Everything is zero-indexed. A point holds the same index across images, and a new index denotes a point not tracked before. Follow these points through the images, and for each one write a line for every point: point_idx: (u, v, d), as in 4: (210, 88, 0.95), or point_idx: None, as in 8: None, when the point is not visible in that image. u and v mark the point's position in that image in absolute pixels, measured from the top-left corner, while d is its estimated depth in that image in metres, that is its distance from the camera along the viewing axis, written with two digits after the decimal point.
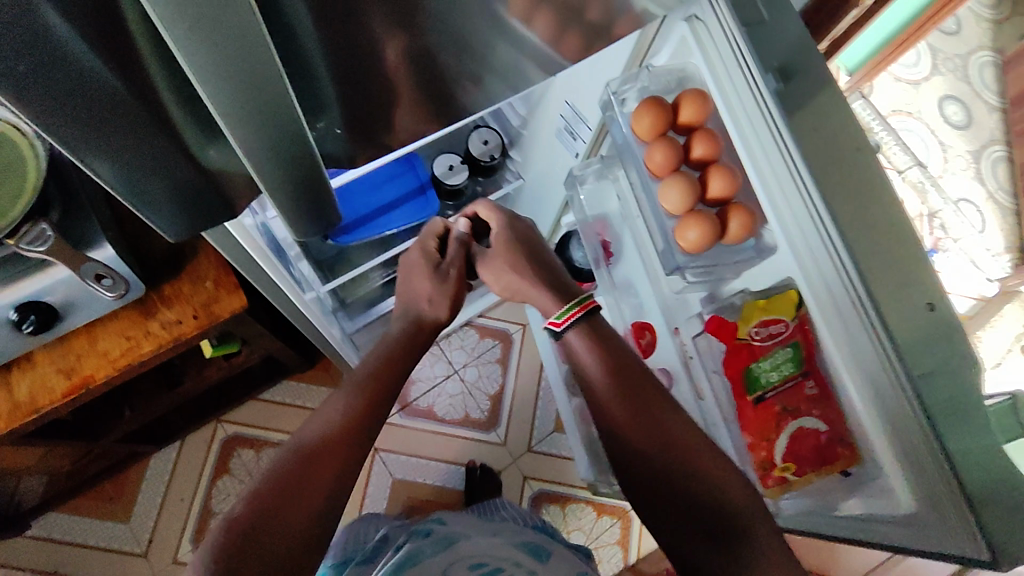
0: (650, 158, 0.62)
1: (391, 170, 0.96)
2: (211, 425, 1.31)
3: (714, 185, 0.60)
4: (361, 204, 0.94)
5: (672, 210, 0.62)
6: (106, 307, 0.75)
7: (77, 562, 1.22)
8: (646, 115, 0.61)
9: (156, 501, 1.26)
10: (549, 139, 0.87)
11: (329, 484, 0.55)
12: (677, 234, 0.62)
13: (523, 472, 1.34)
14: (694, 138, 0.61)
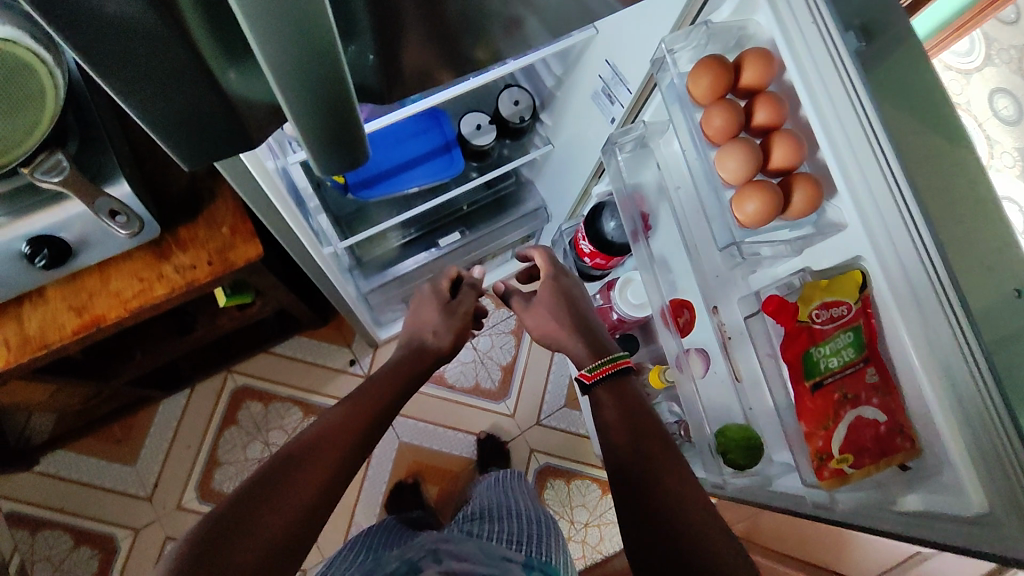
0: (708, 124, 0.59)
1: (417, 125, 0.93)
2: (221, 376, 1.31)
3: (776, 155, 0.57)
4: (384, 159, 0.91)
5: (730, 179, 0.59)
6: (120, 247, 0.73)
7: (83, 501, 1.23)
8: (706, 76, 0.57)
9: (163, 446, 1.27)
10: (585, 101, 0.82)
11: (314, 486, 0.58)
12: (734, 206, 0.59)
13: (529, 445, 1.33)
14: (757, 103, 0.57)
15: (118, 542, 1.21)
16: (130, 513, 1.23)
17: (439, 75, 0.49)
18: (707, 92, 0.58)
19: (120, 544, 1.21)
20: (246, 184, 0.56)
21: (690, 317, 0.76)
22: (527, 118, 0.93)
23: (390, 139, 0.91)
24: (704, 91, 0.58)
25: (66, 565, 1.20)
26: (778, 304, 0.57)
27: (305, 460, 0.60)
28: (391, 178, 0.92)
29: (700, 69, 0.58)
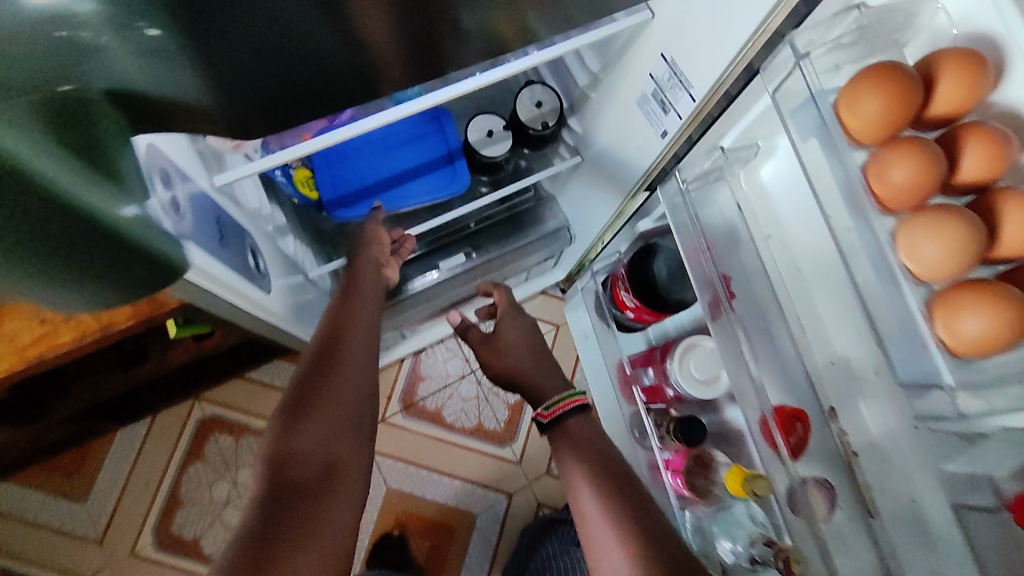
0: (890, 175, 0.43)
1: (412, 128, 0.75)
2: (188, 403, 1.14)
3: (1006, 230, 0.41)
4: (370, 170, 0.73)
5: (930, 270, 0.42)
6: None
7: (25, 542, 1.07)
8: (879, 96, 0.42)
9: (117, 483, 1.10)
10: (628, 108, 0.63)
11: (340, 415, 0.56)
12: (941, 313, 0.41)
13: (537, 498, 1.15)
14: (966, 146, 0.42)
15: None
16: (76, 559, 1.07)
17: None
18: (880, 127, 0.43)
19: None
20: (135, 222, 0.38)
21: (806, 432, 0.50)
22: (551, 124, 0.74)
23: (378, 145, 0.74)
24: (872, 125, 0.43)
25: None
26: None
27: (322, 386, 0.57)
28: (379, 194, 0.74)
29: (866, 89, 0.43)
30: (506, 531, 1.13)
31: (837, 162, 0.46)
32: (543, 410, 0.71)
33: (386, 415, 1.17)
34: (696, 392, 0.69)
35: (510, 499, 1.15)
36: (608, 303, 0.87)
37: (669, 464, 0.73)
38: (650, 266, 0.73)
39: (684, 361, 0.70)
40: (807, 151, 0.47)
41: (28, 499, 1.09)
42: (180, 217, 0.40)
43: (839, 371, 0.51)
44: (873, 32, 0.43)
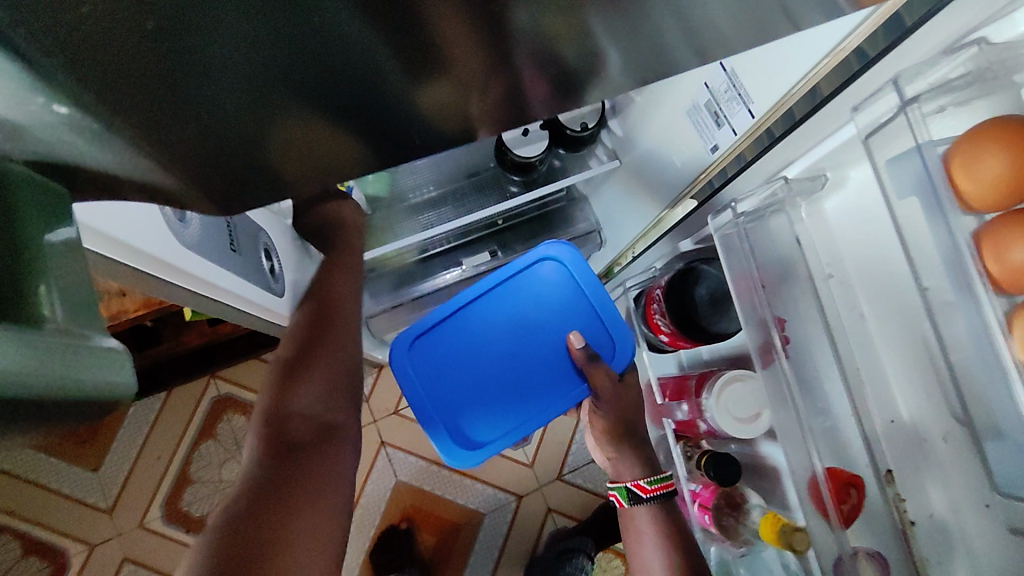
0: (1007, 255, 0.32)
1: (534, 313, 0.66)
2: (204, 379, 1.13)
3: None
4: (501, 361, 0.66)
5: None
6: None
7: (36, 505, 1.08)
8: (1002, 154, 0.31)
9: (130, 455, 1.10)
10: (675, 115, 0.59)
11: (323, 486, 0.49)
12: None
13: (547, 503, 1.13)
14: None
15: (69, 557, 1.07)
16: (87, 525, 1.08)
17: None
18: (1000, 192, 0.32)
19: (72, 560, 1.07)
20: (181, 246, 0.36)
21: (856, 500, 0.43)
22: (591, 125, 0.70)
23: (508, 326, 0.66)
24: (993, 188, 0.32)
25: None
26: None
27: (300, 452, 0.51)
28: (522, 398, 0.66)
29: (985, 149, 0.32)
30: (513, 534, 1.11)
31: (941, 231, 0.35)
32: (643, 485, 0.61)
33: (399, 406, 1.15)
34: (735, 431, 0.56)
35: (519, 501, 1.12)
36: (638, 318, 0.71)
37: (692, 497, 0.62)
38: (689, 292, 0.58)
39: (722, 395, 0.55)
40: (903, 214, 0.36)
41: (43, 463, 1.09)
42: (186, 225, 0.36)
43: (904, 432, 0.43)
44: (994, 75, 0.31)
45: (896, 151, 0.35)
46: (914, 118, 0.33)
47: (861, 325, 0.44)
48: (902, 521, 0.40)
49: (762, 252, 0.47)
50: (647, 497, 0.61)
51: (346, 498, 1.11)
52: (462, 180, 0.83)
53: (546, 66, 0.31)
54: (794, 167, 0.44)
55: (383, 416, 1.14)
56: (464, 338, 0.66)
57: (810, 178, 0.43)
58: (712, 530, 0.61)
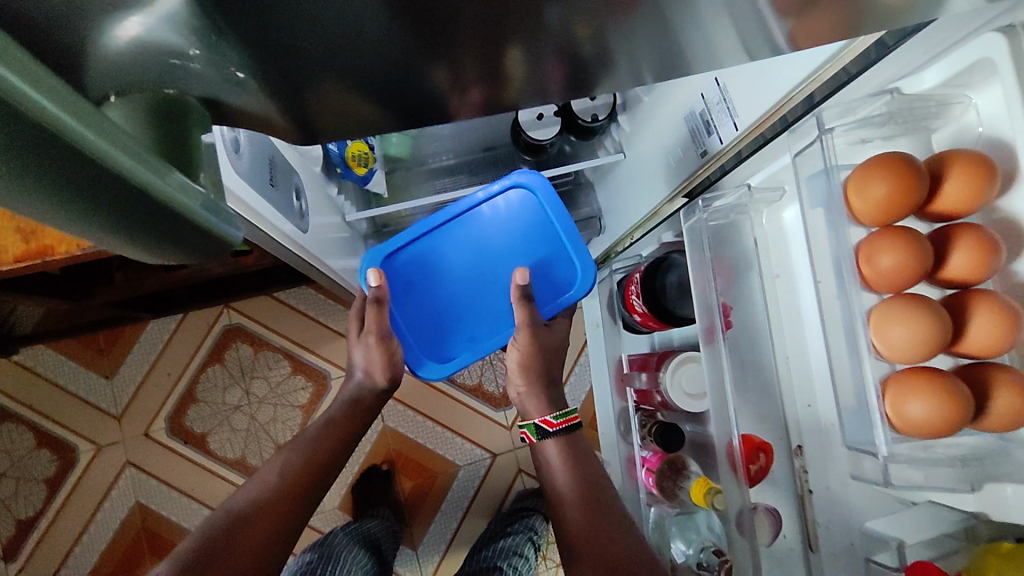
0: (876, 261, 0.38)
1: (490, 239, 0.68)
2: (218, 308, 1.21)
3: (973, 330, 0.37)
4: (472, 289, 0.69)
5: (895, 354, 0.37)
6: None
7: (52, 402, 1.17)
8: (887, 181, 0.36)
9: (143, 368, 1.19)
10: (676, 120, 0.65)
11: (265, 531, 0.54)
12: (892, 399, 0.38)
13: (520, 464, 1.21)
14: (959, 242, 0.36)
15: (77, 453, 1.16)
16: (96, 427, 1.17)
17: (464, 89, 0.35)
18: (885, 210, 0.37)
19: (79, 456, 1.16)
20: (251, 182, 0.44)
21: (765, 465, 0.50)
22: (601, 117, 0.77)
23: (474, 257, 0.68)
24: (877, 207, 0.37)
25: (24, 463, 1.15)
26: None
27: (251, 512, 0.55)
28: (492, 321, 0.70)
29: (874, 170, 0.37)
30: (483, 489, 1.20)
31: (835, 236, 0.40)
32: (550, 419, 0.67)
33: None
34: (686, 407, 0.62)
35: (493, 460, 1.21)
36: (619, 301, 0.77)
37: (645, 462, 0.70)
38: (660, 280, 0.64)
39: (677, 374, 0.62)
40: (813, 221, 0.42)
41: (61, 364, 1.18)
42: (239, 156, 0.42)
43: (814, 417, 0.47)
44: (904, 117, 0.37)
45: (816, 173, 0.40)
46: (828, 147, 0.38)
47: (794, 321, 0.48)
48: (801, 489, 0.47)
49: (724, 246, 0.52)
50: (554, 430, 0.67)
51: None
52: (478, 153, 0.90)
53: (560, 66, 0.34)
54: (756, 177, 0.49)
55: None
56: (435, 266, 0.69)
57: (770, 190, 0.48)
58: (655, 492, 0.68)
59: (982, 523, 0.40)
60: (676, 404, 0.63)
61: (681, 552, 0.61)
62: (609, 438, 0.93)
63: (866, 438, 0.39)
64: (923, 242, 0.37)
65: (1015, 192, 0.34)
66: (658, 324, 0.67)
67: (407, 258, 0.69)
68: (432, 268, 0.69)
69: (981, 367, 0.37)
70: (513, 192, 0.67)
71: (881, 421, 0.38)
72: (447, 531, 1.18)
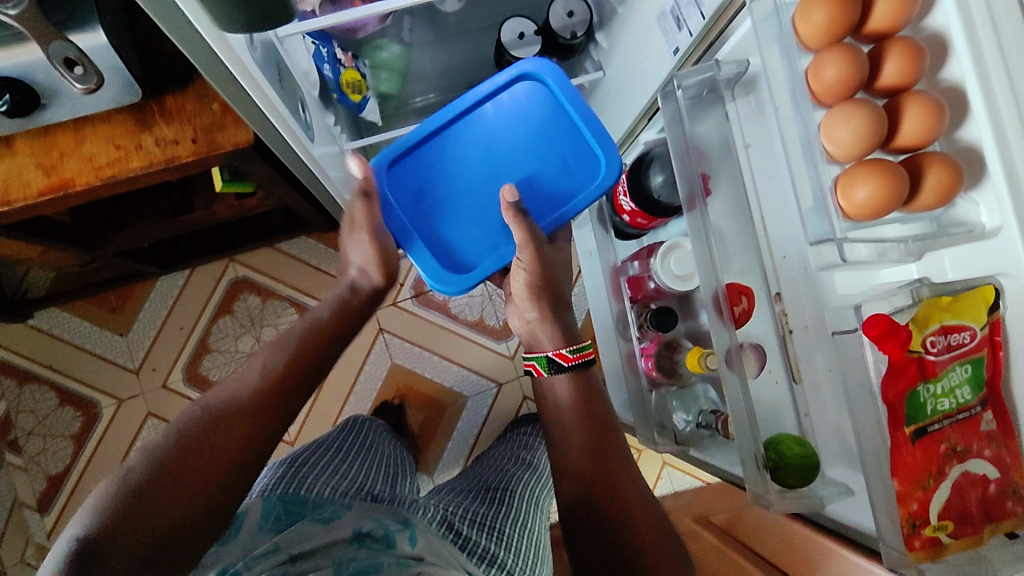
0: (818, 74, 0.42)
1: (504, 133, 0.72)
2: (222, 262, 1.25)
3: (906, 124, 0.41)
4: (488, 186, 0.72)
5: (843, 152, 0.42)
6: (70, 113, 0.66)
7: (71, 361, 1.22)
8: (826, 4, 0.40)
9: (156, 323, 1.24)
10: (649, 25, 0.69)
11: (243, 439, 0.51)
12: (840, 189, 0.42)
13: (523, 391, 1.27)
14: (890, 51, 0.41)
15: (100, 408, 1.21)
16: (116, 382, 1.22)
17: None
18: (826, 30, 0.41)
19: (102, 410, 1.21)
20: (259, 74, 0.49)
21: (749, 305, 0.55)
22: (580, 34, 0.80)
23: (487, 154, 0.72)
24: (823, 30, 0.41)
25: (50, 422, 1.20)
26: (885, 325, 0.42)
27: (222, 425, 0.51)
28: (500, 223, 0.72)
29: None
30: (491, 417, 1.26)
31: (788, 64, 0.44)
32: (565, 354, 0.69)
33: (397, 298, 1.28)
34: (675, 286, 0.67)
35: (499, 389, 1.27)
36: (608, 209, 0.81)
37: (641, 350, 0.74)
38: (645, 177, 0.68)
39: (667, 257, 0.67)
40: (769, 59, 0.45)
41: (77, 325, 1.23)
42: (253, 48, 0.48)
43: (792, 266, 0.54)
44: None
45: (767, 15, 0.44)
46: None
47: (769, 184, 0.54)
48: (783, 330, 0.53)
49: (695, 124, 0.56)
50: (567, 365, 0.69)
51: (341, 385, 1.25)
52: (465, 86, 0.94)
53: None
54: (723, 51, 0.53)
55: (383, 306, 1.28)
56: (450, 166, 0.72)
57: (736, 63, 0.52)
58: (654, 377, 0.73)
59: (926, 285, 0.43)
60: (665, 287, 0.68)
61: (681, 421, 0.72)
62: (609, 348, 0.99)
63: (823, 230, 0.43)
64: (860, 51, 0.41)
65: (935, 10, 0.40)
66: (646, 219, 0.71)
67: (427, 162, 0.73)
68: (448, 168, 0.73)
69: (914, 158, 0.41)
70: (522, 83, 0.71)
71: (836, 213, 0.42)
72: (460, 457, 1.25)
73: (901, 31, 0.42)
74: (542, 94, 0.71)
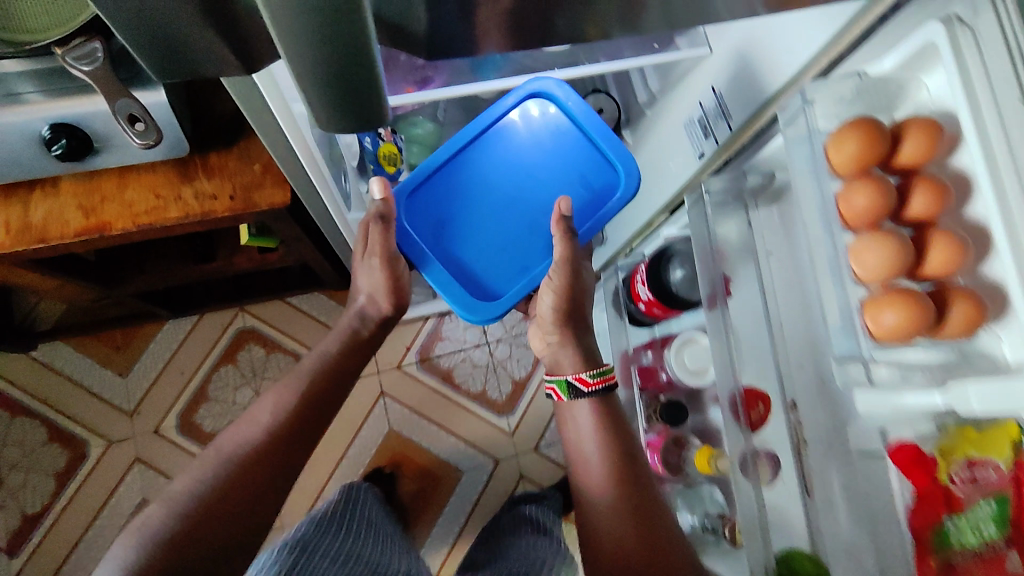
0: (846, 202, 0.45)
1: (523, 154, 0.75)
2: (233, 310, 1.26)
3: (934, 255, 0.43)
4: (513, 207, 0.74)
5: (871, 276, 0.44)
6: (118, 161, 0.68)
7: (67, 397, 1.21)
8: (857, 139, 0.44)
9: (158, 367, 1.23)
10: (675, 128, 0.73)
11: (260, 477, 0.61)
12: (869, 312, 0.44)
13: (520, 469, 1.24)
14: (918, 185, 0.43)
15: (89, 449, 1.18)
16: (109, 423, 1.20)
17: None
18: (856, 162, 0.44)
19: (91, 451, 1.18)
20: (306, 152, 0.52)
21: (766, 413, 0.56)
22: None
23: (512, 176, 0.75)
24: (851, 160, 0.44)
25: (35, 458, 1.18)
26: (911, 453, 0.45)
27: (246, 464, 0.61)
28: (529, 245, 0.74)
29: (847, 129, 0.44)
30: (485, 494, 1.23)
31: (818, 189, 0.47)
32: (587, 378, 0.68)
33: (402, 362, 1.28)
34: (685, 381, 0.68)
35: (495, 464, 1.24)
36: (624, 296, 0.83)
37: (647, 444, 0.74)
38: (664, 271, 0.70)
39: (680, 351, 0.68)
40: (797, 179, 0.48)
41: (80, 361, 1.22)
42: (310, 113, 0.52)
43: (806, 376, 0.54)
44: (869, 94, 0.46)
45: (802, 140, 0.47)
46: (810, 116, 0.46)
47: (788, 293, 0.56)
48: (797, 440, 0.53)
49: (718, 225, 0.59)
50: (588, 391, 0.68)
51: (334, 448, 1.23)
52: None
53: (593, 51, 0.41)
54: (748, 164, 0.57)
55: (387, 369, 1.27)
56: (476, 188, 0.75)
57: (762, 174, 0.56)
58: (660, 472, 0.72)
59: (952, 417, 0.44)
60: (678, 379, 0.69)
61: (688, 522, 0.70)
62: None
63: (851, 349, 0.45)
64: (889, 184, 0.44)
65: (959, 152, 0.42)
66: (661, 310, 0.73)
67: (452, 181, 0.75)
68: (475, 189, 0.75)
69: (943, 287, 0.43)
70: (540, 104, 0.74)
71: (864, 334, 0.45)
72: (448, 533, 1.20)
73: (931, 166, 0.44)
74: (557, 113, 0.74)
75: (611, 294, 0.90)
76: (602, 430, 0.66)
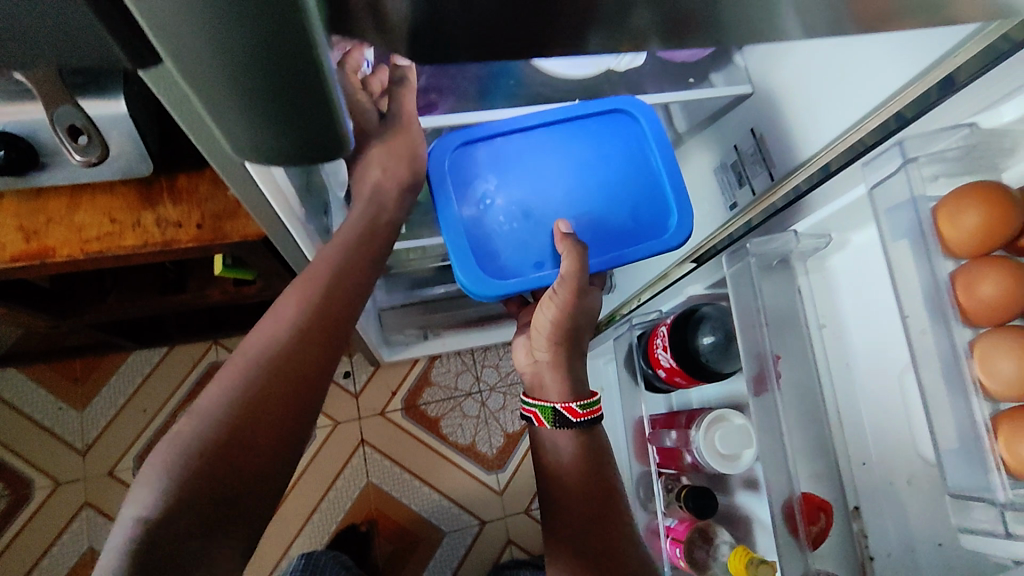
0: (974, 291, 0.39)
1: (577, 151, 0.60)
2: (205, 343, 1.16)
3: None
4: (545, 205, 0.59)
5: (1006, 389, 0.38)
6: (69, 180, 0.60)
7: (14, 432, 1.10)
8: (981, 213, 0.38)
9: (118, 402, 1.12)
10: (703, 175, 0.66)
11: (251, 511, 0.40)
12: (1004, 436, 0.38)
13: (509, 534, 1.13)
14: None
15: (33, 490, 1.07)
16: (59, 463, 1.09)
17: None
18: (981, 241, 0.39)
19: (35, 493, 1.07)
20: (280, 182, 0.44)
21: (827, 525, 0.47)
22: None
23: (558, 171, 0.60)
24: (973, 237, 0.39)
25: None
26: None
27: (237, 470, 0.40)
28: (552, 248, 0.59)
29: (965, 201, 0.39)
30: (469, 560, 1.11)
31: (925, 268, 0.41)
32: (575, 409, 0.59)
33: (386, 408, 1.18)
34: (717, 466, 0.58)
35: (481, 527, 1.13)
36: (639, 356, 0.74)
37: (667, 530, 0.64)
38: (691, 336, 0.61)
39: (709, 431, 0.58)
40: (894, 253, 0.42)
41: (33, 392, 1.12)
42: None
43: (870, 477, 0.48)
44: (977, 153, 0.39)
45: (901, 206, 0.41)
46: (912, 175, 0.40)
47: (845, 374, 0.50)
48: (860, 555, 0.47)
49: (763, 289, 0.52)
50: (577, 420, 0.59)
51: (305, 502, 1.11)
52: None
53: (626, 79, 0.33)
54: (802, 224, 0.51)
55: (369, 415, 1.17)
56: (508, 175, 0.60)
57: (816, 237, 0.50)
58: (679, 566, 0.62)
59: None
60: (706, 464, 0.59)
61: None
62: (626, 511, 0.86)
63: (977, 483, 0.38)
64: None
65: None
66: (685, 379, 0.64)
67: (483, 155, 0.60)
68: (509, 172, 0.60)
69: None
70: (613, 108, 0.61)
71: (997, 467, 0.37)
72: None
73: None
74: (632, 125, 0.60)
75: (623, 352, 0.81)
76: (580, 453, 0.58)
